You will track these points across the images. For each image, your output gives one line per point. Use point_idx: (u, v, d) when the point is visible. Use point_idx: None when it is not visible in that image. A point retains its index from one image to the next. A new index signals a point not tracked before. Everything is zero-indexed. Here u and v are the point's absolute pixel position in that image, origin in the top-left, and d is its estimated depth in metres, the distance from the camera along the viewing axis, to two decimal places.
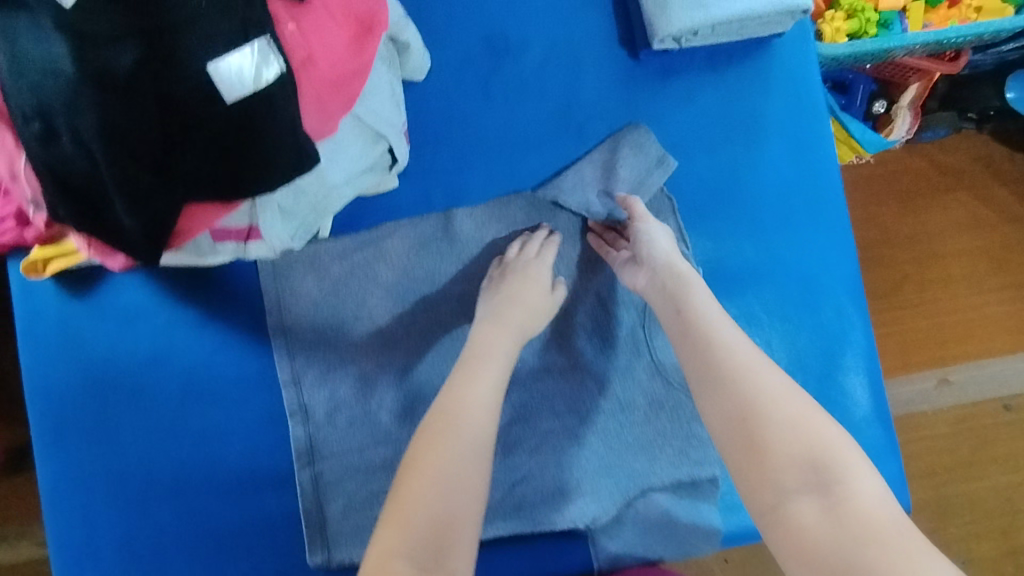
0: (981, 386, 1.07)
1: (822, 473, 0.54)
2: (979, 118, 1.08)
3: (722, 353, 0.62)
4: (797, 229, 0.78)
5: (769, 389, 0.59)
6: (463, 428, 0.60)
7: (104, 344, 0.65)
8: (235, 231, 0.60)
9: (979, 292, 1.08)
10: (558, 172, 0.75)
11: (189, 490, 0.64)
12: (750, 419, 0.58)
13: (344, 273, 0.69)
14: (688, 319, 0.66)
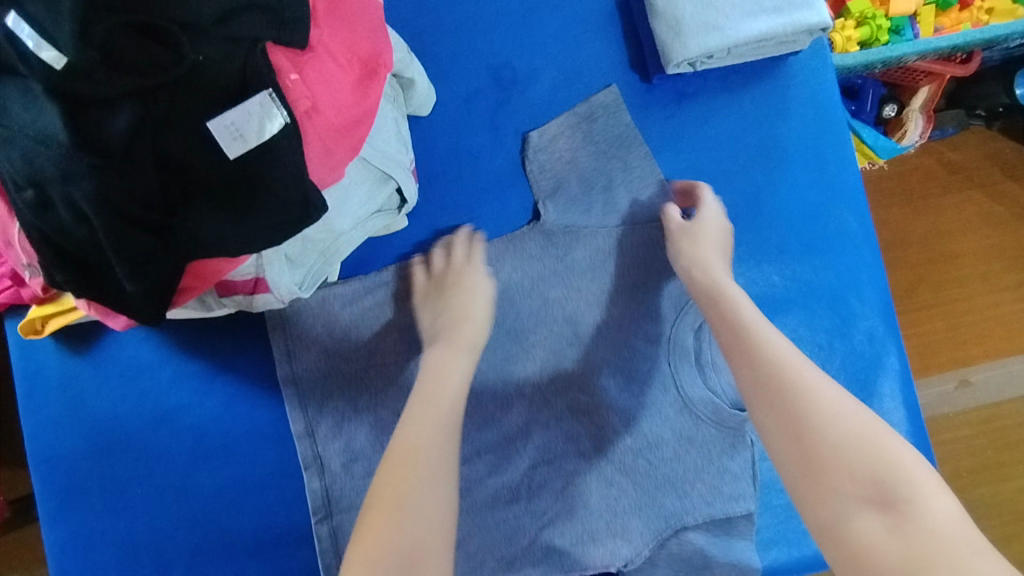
0: (1001, 386, 1.22)
1: (889, 491, 0.45)
2: (988, 115, 1.24)
3: (782, 368, 0.53)
4: (825, 258, 0.73)
5: (829, 401, 0.51)
6: (434, 465, 0.54)
7: (110, 407, 0.68)
8: (243, 284, 0.60)
9: (992, 291, 1.24)
10: (555, 194, 0.71)
11: (203, 552, 0.67)
12: (807, 430, 0.49)
13: (354, 320, 0.69)
14: (739, 330, 0.57)
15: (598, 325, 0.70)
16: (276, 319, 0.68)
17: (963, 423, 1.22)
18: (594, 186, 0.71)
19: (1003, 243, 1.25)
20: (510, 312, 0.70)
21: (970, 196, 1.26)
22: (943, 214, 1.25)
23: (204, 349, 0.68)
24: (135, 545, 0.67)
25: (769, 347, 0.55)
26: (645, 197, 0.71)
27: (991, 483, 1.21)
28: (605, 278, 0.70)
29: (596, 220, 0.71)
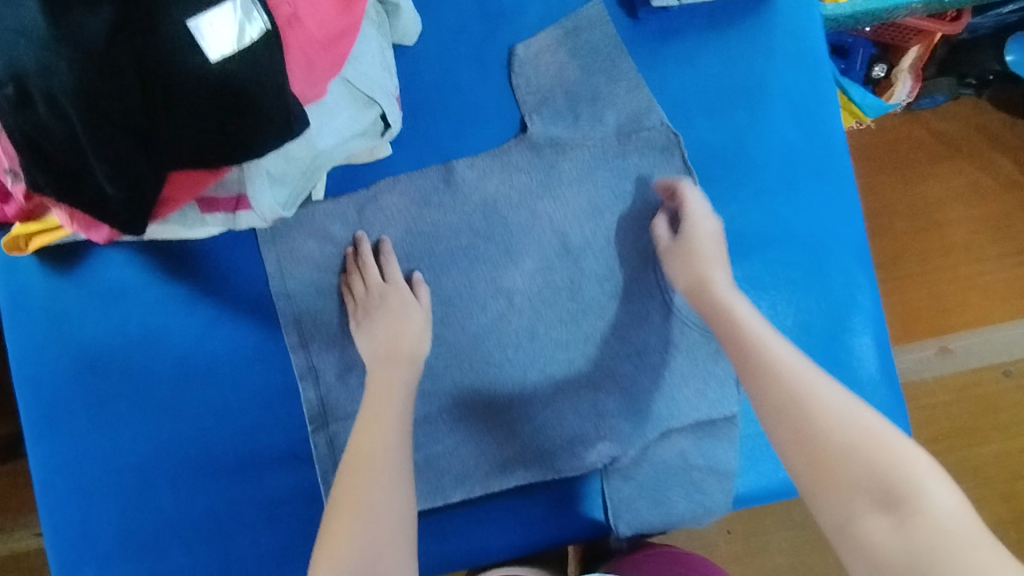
0: (981, 354, 1.23)
1: (891, 492, 0.47)
2: (979, 83, 1.22)
3: (789, 384, 0.56)
4: (806, 194, 0.74)
5: (835, 412, 0.53)
6: (384, 475, 0.60)
7: (94, 327, 0.69)
8: (225, 201, 0.61)
9: (977, 261, 1.25)
10: (542, 108, 0.72)
11: (185, 472, 0.68)
12: (812, 437, 0.53)
13: (346, 234, 0.70)
14: (745, 342, 0.61)
15: (585, 237, 0.72)
16: (267, 236, 0.69)
17: (942, 388, 1.23)
18: (580, 100, 0.73)
19: (989, 214, 1.27)
20: (499, 224, 0.72)
21: (957, 166, 1.27)
22: (929, 182, 1.27)
23: (187, 271, 0.69)
24: (118, 461, 0.68)
25: (784, 372, 0.57)
26: (630, 110, 0.72)
27: (967, 448, 1.22)
28: (591, 188, 0.73)
29: (581, 131, 0.73)
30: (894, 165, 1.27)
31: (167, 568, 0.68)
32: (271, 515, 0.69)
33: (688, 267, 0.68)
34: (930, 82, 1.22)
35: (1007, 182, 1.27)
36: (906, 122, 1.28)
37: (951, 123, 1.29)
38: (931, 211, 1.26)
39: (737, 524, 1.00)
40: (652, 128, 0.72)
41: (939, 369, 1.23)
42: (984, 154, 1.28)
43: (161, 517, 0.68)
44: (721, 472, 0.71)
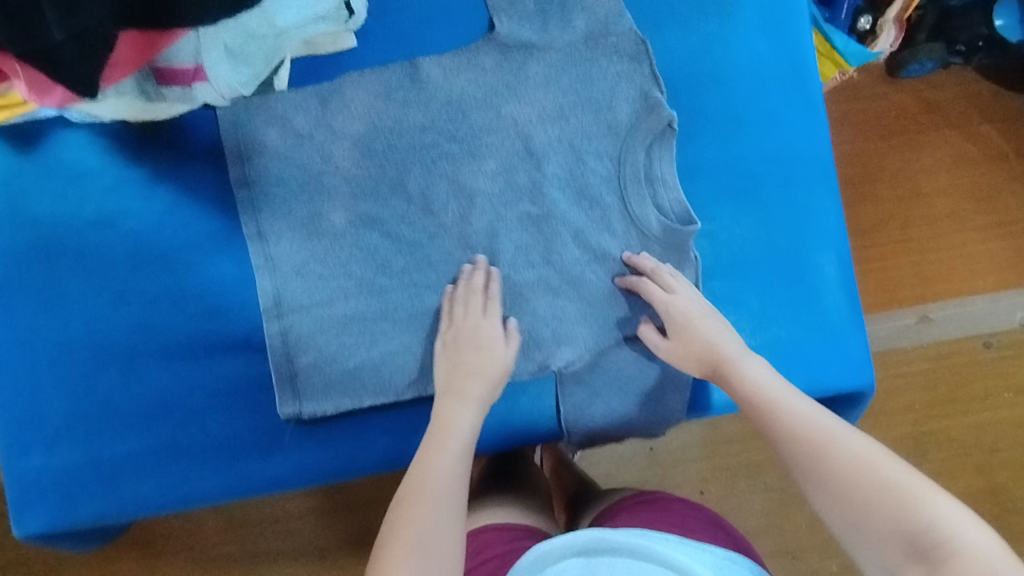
0: (962, 324, 1.21)
1: (920, 543, 0.46)
2: (968, 50, 1.20)
3: (809, 430, 0.54)
4: (774, 109, 0.73)
5: (859, 459, 0.51)
6: (434, 493, 0.55)
7: (49, 206, 0.68)
8: (183, 73, 0.61)
9: (963, 231, 1.23)
10: (510, 9, 0.72)
11: (137, 356, 0.68)
12: (840, 490, 0.50)
13: (308, 126, 0.69)
14: (764, 403, 0.58)
15: (549, 140, 0.71)
16: (228, 124, 0.69)
17: (921, 356, 1.20)
18: (548, 3, 0.72)
19: (974, 184, 1.24)
20: (463, 124, 0.71)
21: (943, 136, 1.25)
22: (915, 150, 1.25)
23: (148, 155, 0.69)
24: (70, 341, 0.68)
25: (806, 424, 0.55)
26: (599, 15, 0.72)
27: (943, 420, 1.19)
28: (556, 93, 0.71)
29: (549, 35, 0.72)
30: (880, 129, 1.25)
31: (118, 448, 0.68)
32: (223, 404, 0.69)
33: (701, 343, 0.66)
34: (920, 45, 1.20)
35: (991, 152, 1.25)
36: (897, 91, 1.26)
37: (940, 91, 1.26)
38: (917, 178, 1.24)
39: (710, 485, 1.10)
40: (620, 35, 0.71)
41: (918, 338, 1.20)
42: (972, 124, 1.26)
43: (112, 400, 0.68)
44: (675, 377, 0.71)
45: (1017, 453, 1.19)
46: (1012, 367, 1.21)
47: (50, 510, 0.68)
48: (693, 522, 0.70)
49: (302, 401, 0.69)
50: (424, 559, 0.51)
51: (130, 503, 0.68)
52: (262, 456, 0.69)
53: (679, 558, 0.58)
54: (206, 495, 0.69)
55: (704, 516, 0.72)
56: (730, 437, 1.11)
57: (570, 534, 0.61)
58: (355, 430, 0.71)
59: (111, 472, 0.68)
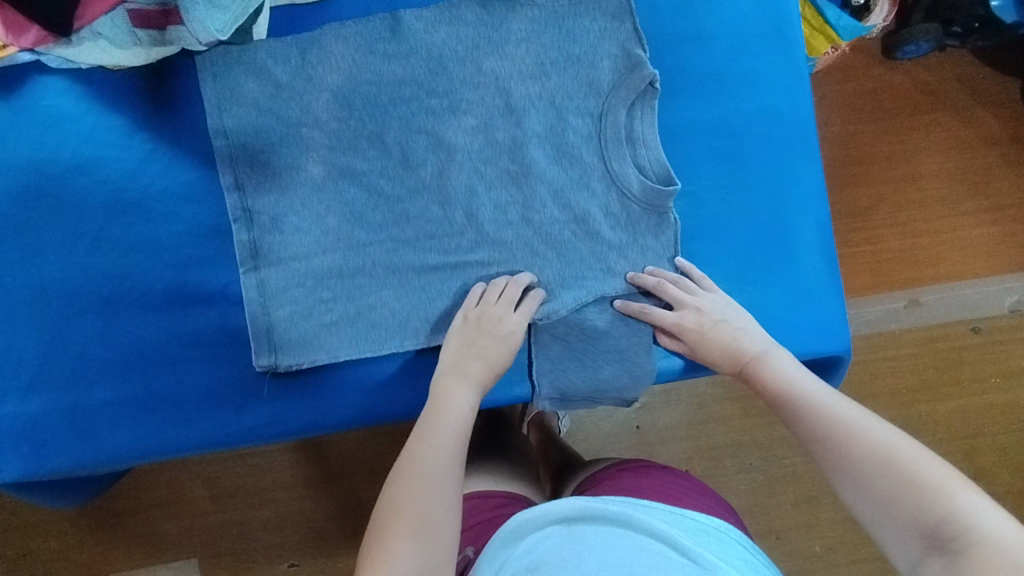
0: (950, 308, 1.21)
1: (938, 532, 0.44)
2: (963, 32, 1.20)
3: (836, 425, 0.53)
4: (757, 71, 0.72)
5: (882, 451, 0.49)
6: (431, 465, 0.55)
7: (27, 152, 0.68)
8: (155, 16, 0.66)
9: (953, 214, 1.23)
10: None
11: (114, 306, 0.68)
12: (862, 483, 0.49)
13: (287, 77, 0.69)
14: (791, 399, 0.58)
15: (529, 97, 0.70)
16: (205, 73, 0.68)
17: (908, 340, 1.20)
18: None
19: (966, 167, 1.24)
20: (444, 79, 0.70)
21: (936, 118, 1.24)
22: (907, 131, 1.24)
23: (126, 103, 0.69)
24: (46, 289, 0.68)
25: (832, 421, 0.54)
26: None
27: (930, 403, 1.19)
28: (538, 50, 0.71)
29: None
30: (872, 109, 1.24)
31: (92, 398, 0.68)
32: (198, 358, 0.69)
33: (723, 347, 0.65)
34: (915, 27, 1.19)
35: (984, 134, 1.25)
36: (891, 71, 1.25)
37: (935, 72, 1.25)
38: (908, 159, 1.23)
39: (694, 463, 1.10)
40: None
41: (906, 321, 1.20)
42: (966, 106, 1.25)
43: (88, 350, 0.68)
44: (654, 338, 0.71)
45: (1003, 439, 1.18)
46: (1000, 352, 1.20)
47: (23, 459, 0.67)
48: (677, 486, 0.71)
49: (277, 354, 0.68)
50: (416, 529, 0.50)
51: (103, 454, 0.67)
52: (237, 409, 0.69)
53: (660, 526, 0.57)
54: (181, 448, 0.68)
55: (689, 483, 0.73)
56: (714, 416, 1.11)
57: (552, 504, 0.60)
58: (330, 387, 0.70)
59: (85, 421, 0.67)
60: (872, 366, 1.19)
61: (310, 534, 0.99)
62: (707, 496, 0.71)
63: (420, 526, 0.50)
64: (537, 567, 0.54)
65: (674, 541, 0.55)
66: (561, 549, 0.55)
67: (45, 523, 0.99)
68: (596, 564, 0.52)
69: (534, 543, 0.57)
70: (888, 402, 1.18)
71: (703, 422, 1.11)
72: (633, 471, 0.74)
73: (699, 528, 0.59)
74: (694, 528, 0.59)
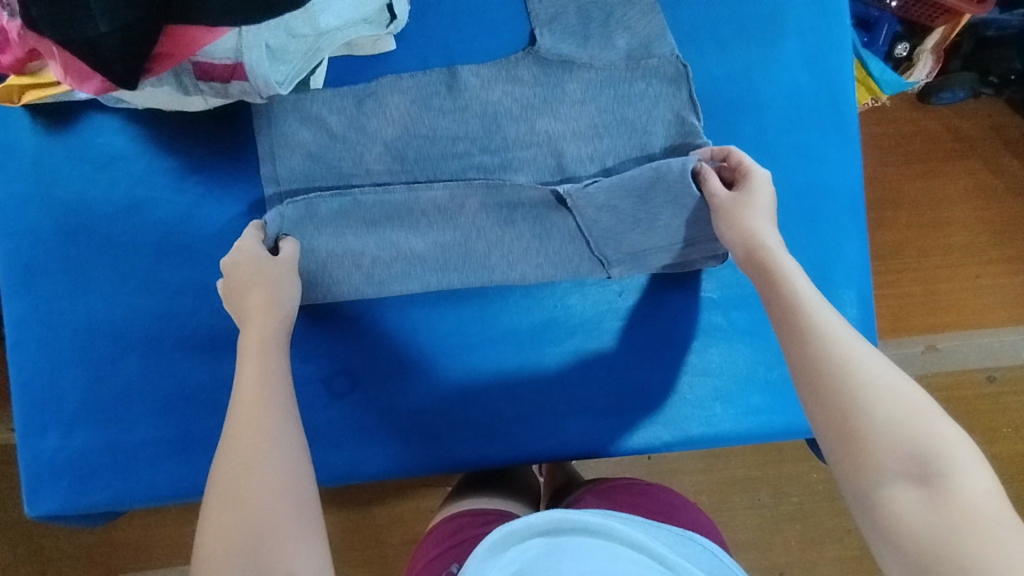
0: (968, 356, 1.21)
1: (927, 463, 0.42)
2: (999, 83, 1.20)
3: (837, 347, 0.48)
4: (808, 141, 0.72)
5: (882, 382, 0.46)
6: (271, 428, 0.51)
7: (79, 189, 0.68)
8: (221, 69, 0.60)
9: (977, 263, 1.22)
10: (549, 23, 0.71)
11: (157, 345, 0.68)
12: (855, 407, 0.45)
13: (341, 126, 0.68)
14: (784, 293, 0.52)
15: (580, 158, 0.70)
16: (260, 119, 0.68)
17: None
18: (592, 19, 0.71)
19: (995, 218, 1.23)
20: (496, 136, 0.70)
21: (968, 168, 1.24)
22: (940, 181, 1.23)
23: (179, 144, 0.69)
24: (92, 326, 0.68)
25: (836, 345, 0.48)
26: (642, 34, 0.70)
27: None
28: (593, 111, 0.70)
29: (590, 50, 0.70)
30: (906, 158, 1.24)
31: (133, 435, 0.68)
32: (236, 399, 0.69)
33: (736, 219, 0.57)
34: (952, 74, 1.19)
35: (1015, 185, 1.24)
36: (926, 119, 1.25)
37: (969, 121, 1.25)
38: (937, 208, 1.23)
39: (706, 498, 1.10)
40: (660, 57, 0.69)
41: (923, 367, 1.21)
42: (997, 156, 1.25)
43: (129, 387, 0.68)
44: (690, 404, 0.71)
45: (1009, 487, 1.19)
46: (1013, 402, 1.21)
47: (61, 493, 0.68)
48: (658, 501, 0.75)
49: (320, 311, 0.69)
50: (238, 548, 0.46)
51: (141, 492, 0.68)
52: None
53: (641, 538, 0.61)
54: None
55: (666, 495, 0.77)
56: (725, 451, 1.12)
57: (537, 517, 0.62)
58: (364, 432, 0.70)
59: (125, 458, 0.68)
60: None
61: None
62: (687, 513, 0.74)
63: (248, 511, 0.47)
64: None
65: (657, 555, 0.59)
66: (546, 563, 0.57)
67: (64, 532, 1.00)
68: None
69: (519, 553, 0.59)
70: None
71: (713, 457, 1.12)
72: (616, 488, 0.78)
73: (680, 540, 0.64)
74: (676, 541, 0.63)
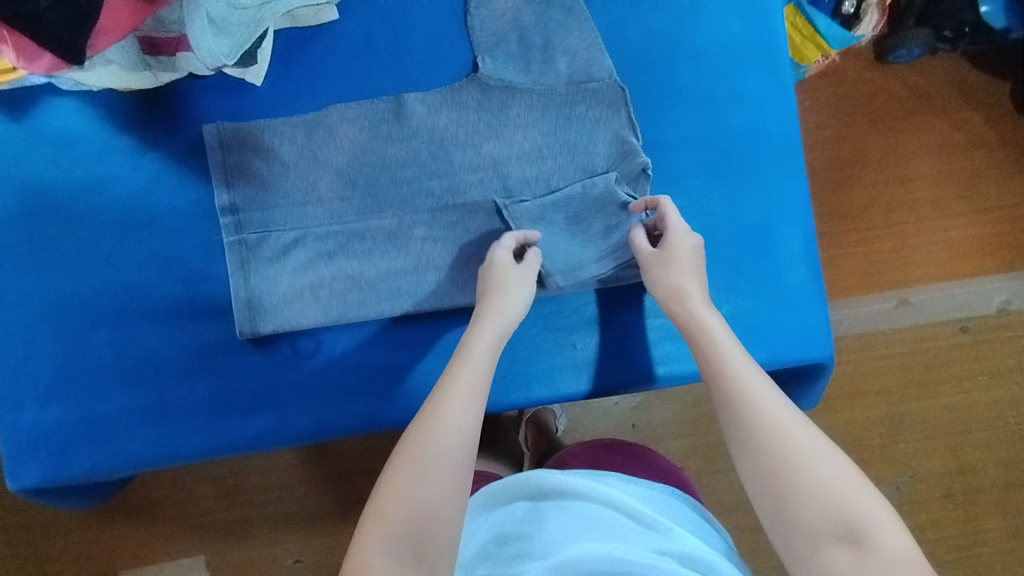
0: (939, 307, 1.21)
1: (852, 526, 0.45)
2: (955, 36, 1.20)
3: (765, 417, 0.52)
4: (744, 89, 0.75)
5: (804, 449, 0.49)
6: (462, 411, 0.55)
7: (41, 172, 0.70)
8: (167, 43, 0.65)
9: (943, 215, 1.24)
10: (484, 26, 0.73)
11: (126, 318, 0.71)
12: (786, 475, 0.48)
13: (293, 157, 0.71)
14: (715, 367, 0.57)
15: (525, 179, 0.72)
16: (213, 136, 0.70)
17: (898, 340, 1.20)
18: (532, 47, 0.73)
19: (958, 171, 1.25)
20: (444, 161, 0.72)
21: (929, 121, 1.25)
22: (902, 136, 1.25)
23: (137, 123, 0.71)
24: (61, 303, 0.70)
25: (761, 414, 0.52)
26: (580, 57, 0.72)
27: (920, 401, 1.19)
28: (536, 135, 0.72)
29: (531, 77, 0.73)
30: (867, 115, 1.25)
31: (107, 407, 0.70)
32: (205, 366, 0.71)
33: (668, 288, 0.63)
34: (908, 31, 1.19)
35: (975, 137, 1.25)
36: (883, 75, 1.26)
37: (928, 76, 1.26)
38: (900, 164, 1.24)
39: (690, 459, 1.11)
40: (599, 81, 0.72)
41: (896, 320, 1.21)
42: (957, 109, 1.26)
43: (100, 360, 0.70)
44: (644, 350, 0.73)
45: (989, 435, 1.19)
46: (988, 351, 1.21)
47: (41, 467, 0.70)
48: (625, 460, 0.78)
49: (258, 322, 0.70)
50: (410, 525, 0.49)
51: (117, 462, 0.70)
52: (245, 416, 0.71)
53: (619, 497, 0.62)
54: (192, 454, 0.71)
55: (633, 454, 0.80)
56: (709, 414, 1.12)
57: (517, 481, 0.66)
58: (328, 395, 0.71)
59: (101, 429, 0.70)
60: (864, 364, 1.20)
61: (320, 533, 1.02)
62: (662, 472, 0.77)
63: (420, 487, 0.50)
64: (506, 541, 0.59)
65: (632, 511, 0.61)
66: (527, 523, 0.61)
67: (54, 527, 1.01)
68: (561, 538, 0.57)
69: (503, 515, 0.63)
70: (879, 400, 1.19)
71: (698, 420, 1.12)
72: (596, 451, 0.81)
73: (652, 497, 0.66)
74: (650, 498, 0.66)
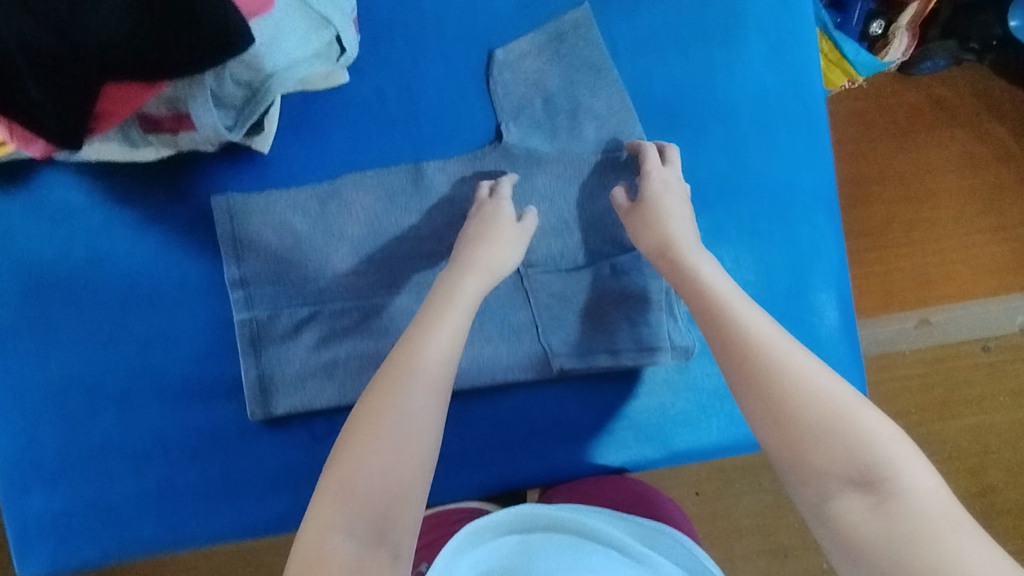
0: (961, 328, 1.17)
1: (869, 468, 0.44)
2: (981, 48, 1.15)
3: (769, 353, 0.50)
4: (776, 146, 0.71)
5: (815, 384, 0.48)
6: (424, 351, 0.53)
7: (40, 248, 0.67)
8: (169, 121, 0.60)
9: (968, 233, 1.18)
10: (507, 88, 0.70)
11: (133, 398, 0.68)
12: (796, 416, 0.47)
13: (307, 228, 0.67)
14: (711, 306, 0.55)
15: (550, 253, 0.69)
16: (222, 210, 0.67)
17: (917, 361, 1.16)
18: (559, 111, 0.70)
19: (985, 187, 1.19)
20: None
21: (954, 137, 1.20)
22: (926, 154, 1.19)
23: (139, 194, 0.68)
24: (64, 385, 0.67)
25: (769, 352, 0.50)
26: (611, 124, 0.69)
27: (941, 424, 1.16)
28: (563, 206, 0.69)
29: (558, 145, 0.69)
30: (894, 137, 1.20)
31: (117, 491, 0.68)
32: (215, 444, 0.68)
33: (653, 226, 0.62)
34: (931, 43, 1.15)
35: (1004, 153, 1.20)
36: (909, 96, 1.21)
37: (953, 90, 1.21)
38: (926, 181, 1.19)
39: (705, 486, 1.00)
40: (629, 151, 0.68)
41: (916, 340, 1.16)
42: (984, 124, 1.21)
43: (108, 442, 0.68)
44: (670, 419, 0.70)
45: (1011, 457, 1.15)
46: (1010, 370, 1.17)
47: (50, 555, 0.67)
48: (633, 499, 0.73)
49: (270, 402, 0.67)
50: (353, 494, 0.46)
51: (130, 547, 0.67)
52: (258, 499, 0.68)
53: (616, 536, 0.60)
54: (205, 536, 0.68)
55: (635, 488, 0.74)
56: None
57: (515, 513, 0.60)
58: None
59: (109, 514, 0.67)
60: (882, 387, 1.15)
61: None
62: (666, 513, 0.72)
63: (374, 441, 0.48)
64: None
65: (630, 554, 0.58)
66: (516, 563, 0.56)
67: None
68: None
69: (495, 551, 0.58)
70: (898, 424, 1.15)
71: None
72: None
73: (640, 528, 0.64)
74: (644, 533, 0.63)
